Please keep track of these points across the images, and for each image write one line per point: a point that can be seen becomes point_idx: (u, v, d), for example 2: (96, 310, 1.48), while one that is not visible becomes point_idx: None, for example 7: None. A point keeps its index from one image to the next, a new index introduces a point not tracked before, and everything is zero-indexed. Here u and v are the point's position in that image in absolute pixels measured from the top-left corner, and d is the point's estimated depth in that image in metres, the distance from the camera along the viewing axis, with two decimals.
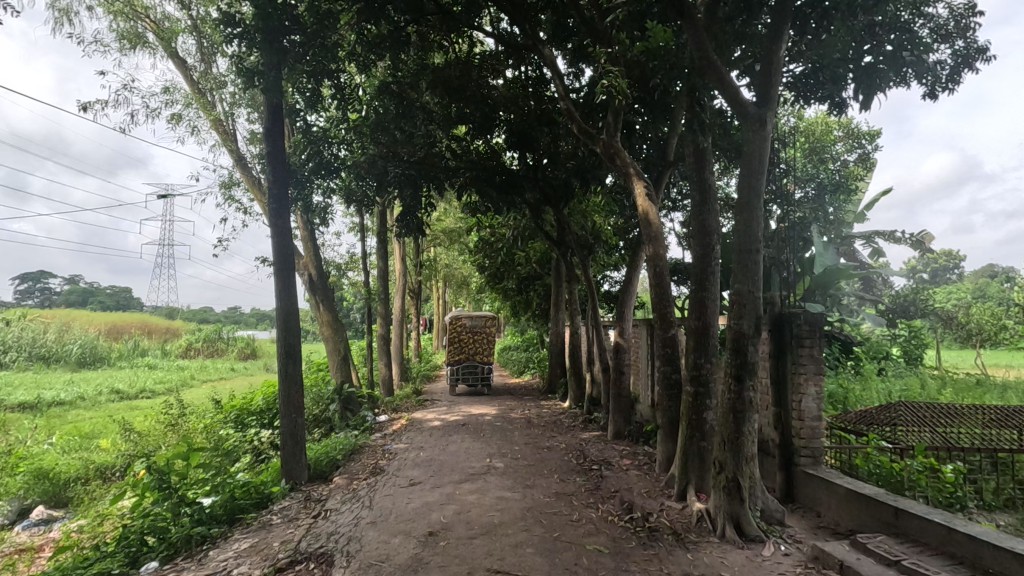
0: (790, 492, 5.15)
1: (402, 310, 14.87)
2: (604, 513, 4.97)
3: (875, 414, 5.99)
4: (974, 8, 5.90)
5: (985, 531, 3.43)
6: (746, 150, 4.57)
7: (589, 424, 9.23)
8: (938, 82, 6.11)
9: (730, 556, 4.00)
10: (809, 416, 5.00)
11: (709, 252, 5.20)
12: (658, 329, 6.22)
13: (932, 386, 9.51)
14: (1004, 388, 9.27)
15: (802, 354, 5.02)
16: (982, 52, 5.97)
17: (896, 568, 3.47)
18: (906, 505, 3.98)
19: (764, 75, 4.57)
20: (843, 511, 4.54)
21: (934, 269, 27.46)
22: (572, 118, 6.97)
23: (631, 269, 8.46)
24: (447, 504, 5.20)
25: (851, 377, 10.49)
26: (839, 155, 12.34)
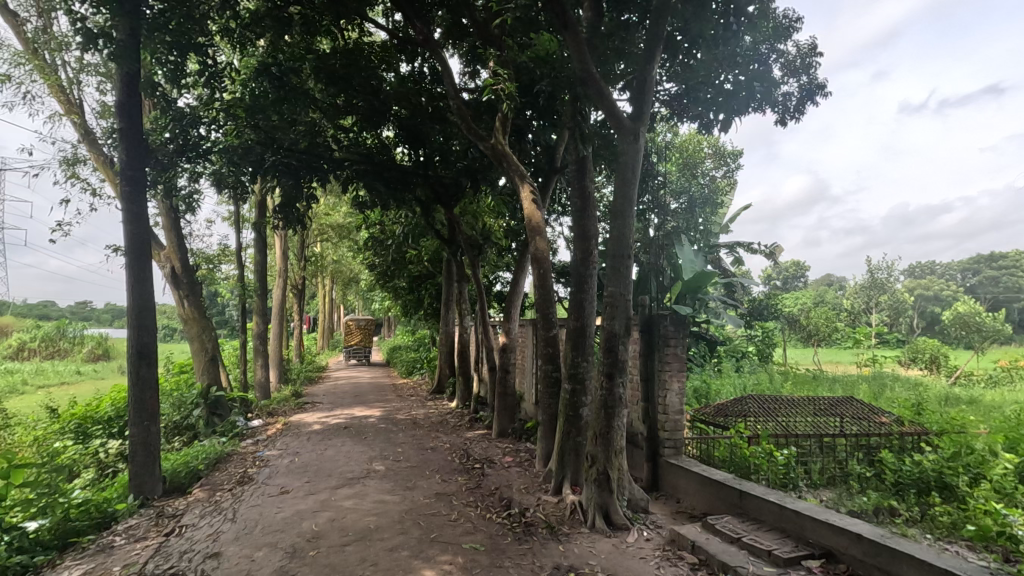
0: (654, 481, 5.55)
1: (282, 307, 13.97)
2: (482, 511, 5.02)
3: (729, 406, 6.64)
4: (816, 49, 6.76)
5: (808, 506, 3.94)
6: (621, 160, 4.85)
7: (475, 423, 9.29)
8: (788, 112, 6.92)
9: (598, 545, 4.22)
10: (672, 409, 5.43)
11: (589, 256, 5.47)
12: (540, 329, 6.43)
13: (778, 380, 10.76)
14: (832, 382, 10.70)
15: (668, 353, 5.43)
16: (822, 89, 6.85)
17: (737, 545, 3.88)
18: (749, 487, 4.45)
19: (638, 93, 4.89)
20: (698, 497, 4.97)
21: (785, 277, 31.09)
22: (463, 117, 6.98)
23: (517, 271, 8.64)
24: (320, 511, 4.96)
25: (713, 373, 11.56)
26: (709, 171, 13.56)
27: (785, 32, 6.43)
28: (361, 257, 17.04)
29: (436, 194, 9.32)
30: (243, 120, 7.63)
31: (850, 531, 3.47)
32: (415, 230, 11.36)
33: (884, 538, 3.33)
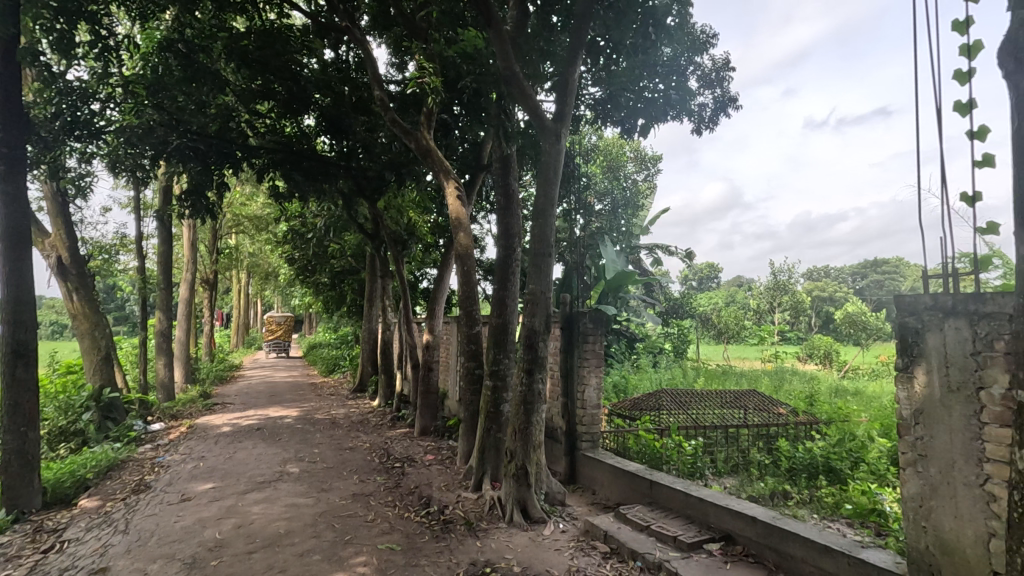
0: (572, 474, 5.71)
1: (190, 302, 13.05)
2: (399, 511, 4.93)
3: (643, 401, 6.93)
4: (729, 64, 7.18)
5: (710, 493, 4.19)
6: (543, 160, 4.93)
7: (397, 421, 9.13)
8: (703, 122, 7.32)
9: (515, 539, 4.27)
10: (590, 404, 5.61)
11: (511, 254, 5.53)
12: (464, 326, 6.42)
13: (690, 375, 11.39)
14: (738, 377, 11.47)
15: (587, 349, 5.61)
16: (734, 101, 7.29)
17: (646, 532, 4.06)
18: (659, 477, 4.67)
19: (561, 94, 4.98)
20: (612, 488, 5.16)
21: (700, 278, 32.91)
22: (387, 109, 6.81)
23: (442, 268, 8.60)
24: (225, 519, 4.67)
25: (631, 369, 12.05)
26: (631, 174, 14.07)
27: (701, 46, 6.79)
28: (278, 250, 16.24)
29: (358, 187, 9.05)
30: (143, 98, 7.07)
31: (746, 514, 3.73)
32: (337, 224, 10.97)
33: (775, 519, 3.61)
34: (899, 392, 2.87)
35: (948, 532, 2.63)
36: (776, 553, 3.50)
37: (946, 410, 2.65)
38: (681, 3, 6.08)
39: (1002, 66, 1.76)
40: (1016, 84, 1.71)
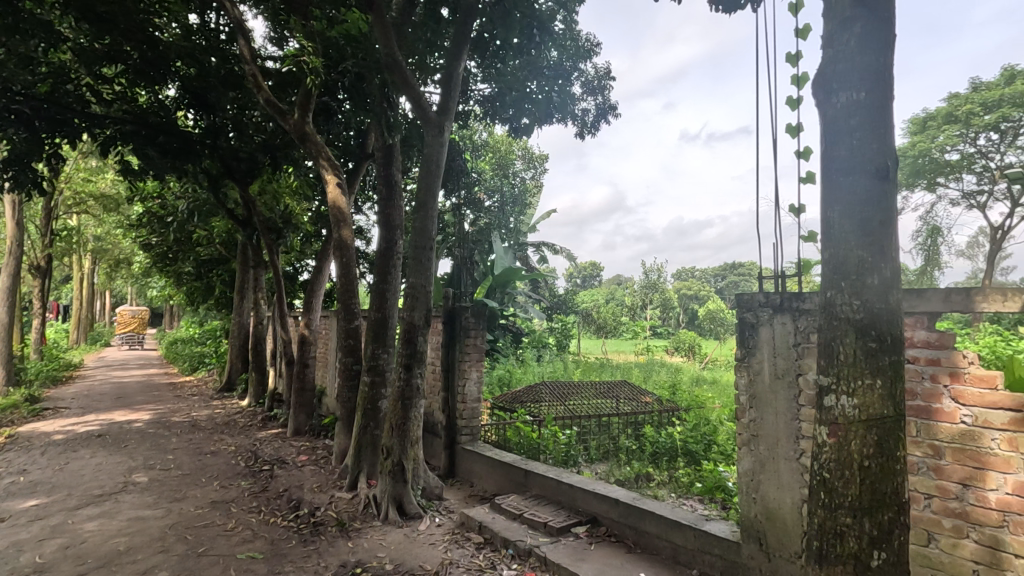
0: (451, 468, 5.74)
1: (14, 292, 11.18)
2: (265, 516, 4.62)
3: (523, 394, 7.11)
4: (609, 73, 7.58)
5: (579, 478, 4.43)
6: (425, 152, 4.88)
7: (268, 421, 8.55)
8: (585, 127, 7.66)
9: (389, 536, 4.19)
10: (470, 398, 5.67)
11: (393, 246, 5.41)
12: (341, 320, 6.17)
13: (570, 368, 11.91)
14: (613, 369, 12.20)
15: (468, 344, 5.67)
16: (614, 109, 7.71)
17: (519, 521, 4.19)
18: (533, 466, 4.84)
19: (445, 88, 4.95)
20: (490, 479, 5.26)
21: (583, 276, 34.56)
22: (259, 86, 6.32)
23: (320, 259, 8.20)
24: (49, 539, 4.08)
25: (516, 363, 12.33)
26: (520, 172, 14.33)
27: (585, 53, 7.09)
28: (131, 234, 14.43)
29: (226, 168, 8.25)
30: None
31: (610, 497, 3.99)
32: (203, 208, 9.92)
33: (635, 500, 3.89)
34: (738, 379, 3.23)
35: (771, 500, 3.01)
36: (635, 531, 3.78)
37: (773, 394, 3.02)
38: (566, 8, 6.31)
39: (813, 96, 2.02)
40: (824, 113, 1.97)
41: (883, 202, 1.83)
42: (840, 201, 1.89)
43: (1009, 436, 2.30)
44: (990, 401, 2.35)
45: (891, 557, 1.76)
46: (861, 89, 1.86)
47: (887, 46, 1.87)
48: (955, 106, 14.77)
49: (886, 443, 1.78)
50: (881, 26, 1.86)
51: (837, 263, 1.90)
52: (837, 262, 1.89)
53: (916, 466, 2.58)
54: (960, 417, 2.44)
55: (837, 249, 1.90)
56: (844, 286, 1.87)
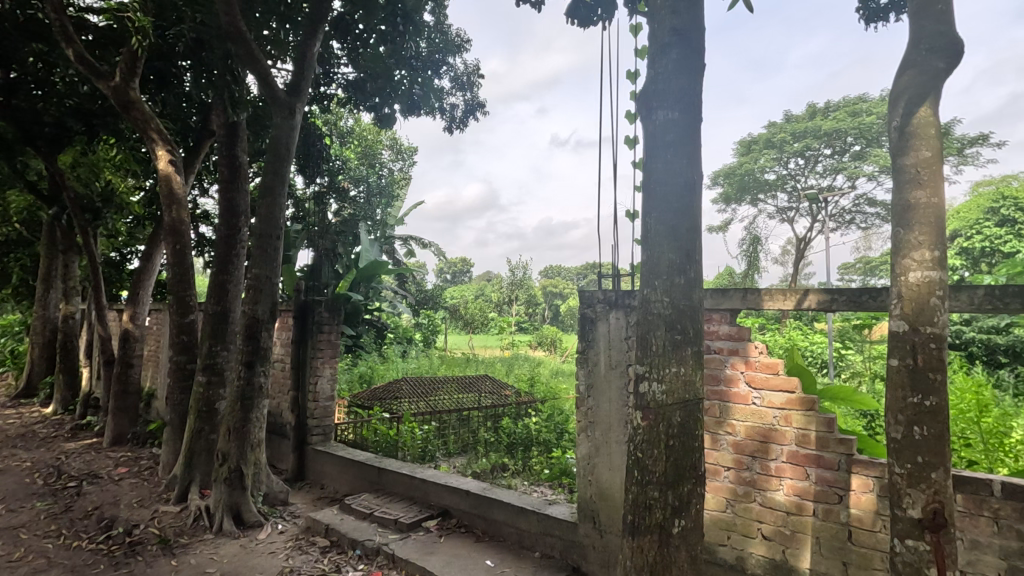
0: (299, 471, 5.43)
1: None
2: (65, 541, 3.98)
3: (381, 391, 6.89)
4: (478, 70, 7.65)
5: (432, 472, 4.45)
6: (273, 135, 4.55)
7: (80, 431, 7.37)
8: (454, 122, 7.67)
9: (223, 549, 3.85)
10: (323, 396, 5.42)
11: (235, 234, 4.96)
12: (173, 314, 5.52)
13: (435, 364, 11.83)
14: (477, 363, 12.37)
15: (321, 339, 5.41)
16: (482, 107, 7.81)
17: (369, 520, 4.09)
18: (386, 464, 4.75)
19: (298, 68, 4.66)
20: (341, 480, 5.07)
21: (453, 271, 34.68)
22: (70, 41, 5.40)
23: (150, 246, 7.25)
24: None
25: (379, 359, 11.97)
26: (388, 162, 13.89)
27: (454, 48, 7.09)
28: None
29: (24, 133, 7.00)
30: None
31: (461, 489, 4.06)
32: None
33: (485, 491, 3.99)
34: (579, 371, 3.45)
35: (604, 482, 3.27)
36: (484, 521, 3.89)
37: (607, 383, 3.29)
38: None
39: (638, 111, 2.21)
40: (645, 127, 2.17)
41: (689, 211, 2.07)
42: (655, 208, 2.10)
43: (786, 413, 2.73)
44: (773, 384, 2.78)
45: (689, 523, 2.00)
46: (674, 110, 2.08)
47: (697, 74, 2.11)
48: (773, 133, 17.21)
49: (687, 424, 2.02)
50: (692, 54, 2.09)
51: (652, 264, 2.11)
52: (651, 263, 2.10)
53: (719, 443, 2.96)
54: (752, 399, 2.85)
55: (652, 252, 2.11)
56: (656, 285, 2.08)
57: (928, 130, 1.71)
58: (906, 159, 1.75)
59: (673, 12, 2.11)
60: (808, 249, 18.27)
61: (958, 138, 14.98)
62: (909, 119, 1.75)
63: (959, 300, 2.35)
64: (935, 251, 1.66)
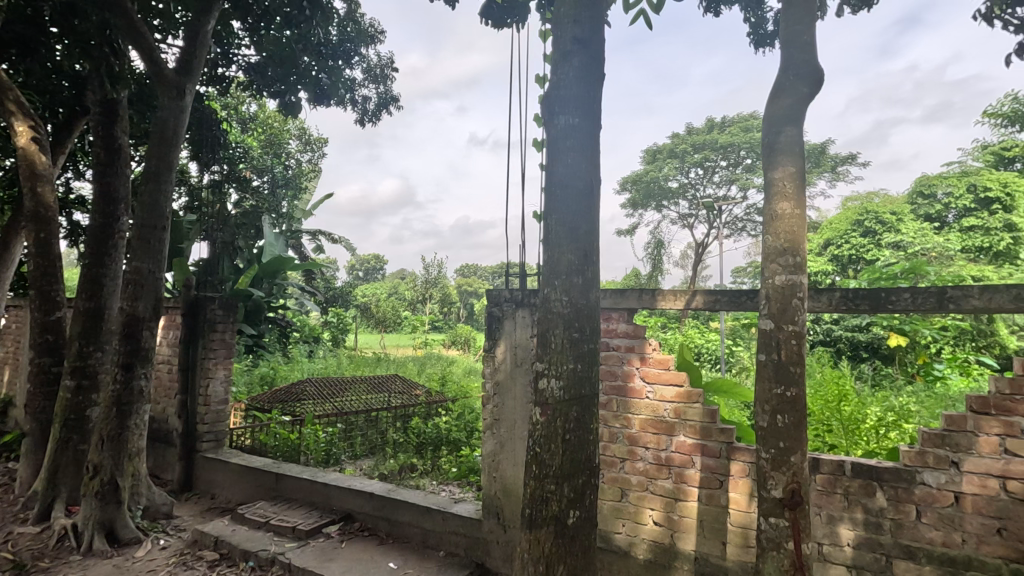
0: (187, 481, 5.03)
1: None
2: None
3: (283, 394, 6.51)
4: (392, 63, 7.47)
5: (335, 476, 4.30)
6: (159, 116, 4.19)
7: None
8: (366, 115, 7.44)
9: (92, 571, 3.48)
10: (215, 400, 5.06)
11: (113, 222, 4.50)
12: (35, 311, 4.90)
13: (343, 364, 11.40)
14: (388, 363, 12.09)
15: (214, 339, 5.04)
16: (395, 101, 7.64)
17: (264, 529, 3.88)
18: (285, 469, 4.53)
19: (189, 45, 4.32)
20: (234, 488, 4.77)
21: (365, 269, 33.67)
22: None
23: (8, 234, 6.38)
24: None
25: (283, 359, 11.36)
26: (295, 152, 13.19)
27: (367, 38, 6.88)
28: None
29: None
30: None
31: (365, 492, 3.95)
32: None
33: (389, 492, 3.92)
34: (485, 369, 3.48)
35: (507, 477, 3.32)
36: (388, 523, 3.83)
37: (512, 382, 3.35)
38: None
39: (541, 115, 2.26)
40: (547, 131, 2.22)
41: (586, 214, 2.15)
42: (555, 210, 2.15)
43: (675, 406, 2.93)
44: (664, 379, 2.97)
45: (583, 514, 2.09)
46: (574, 116, 2.15)
47: (596, 83, 2.20)
48: (676, 144, 18.32)
49: (583, 418, 2.10)
50: (591, 64, 2.18)
51: (552, 265, 2.16)
52: (551, 263, 2.15)
53: (615, 435, 3.11)
54: (645, 393, 3.02)
55: (552, 253, 2.16)
56: (556, 284, 2.14)
57: (792, 148, 1.91)
58: (775, 173, 1.93)
59: (574, 22, 2.18)
60: (706, 253, 19.62)
61: (832, 157, 16.74)
62: (777, 137, 1.94)
63: (819, 302, 2.65)
64: (797, 257, 1.85)
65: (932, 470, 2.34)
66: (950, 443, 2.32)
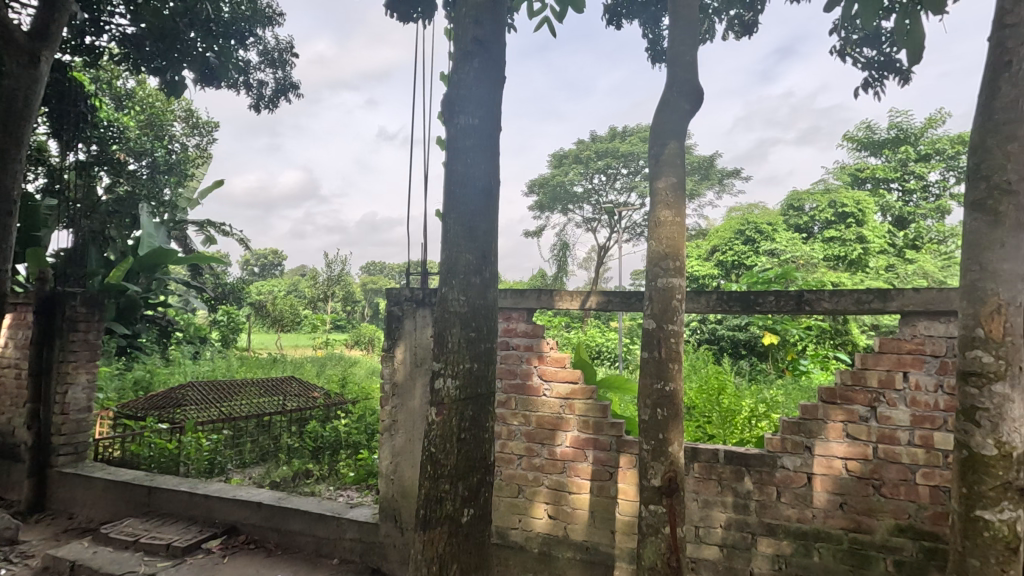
0: (37, 501, 4.45)
1: None
2: None
3: (162, 399, 5.88)
4: (292, 48, 7.06)
5: (218, 487, 3.99)
6: (5, 86, 3.65)
7: None
8: (261, 100, 6.98)
9: None
10: (75, 408, 4.52)
11: None
12: None
13: (233, 366, 10.60)
14: (284, 364, 11.44)
15: (74, 340, 4.48)
16: (295, 89, 7.24)
17: (132, 549, 3.52)
18: (160, 482, 4.14)
19: (45, 7, 3.82)
20: (97, 506, 4.29)
21: (262, 264, 31.64)
22: None
23: None
24: None
25: (162, 361, 10.36)
26: (180, 135, 12.08)
27: (264, 19, 6.46)
28: None
29: None
30: None
31: (252, 501, 3.71)
32: None
33: (279, 501, 3.71)
34: (384, 369, 3.40)
35: (405, 479, 3.27)
36: (276, 533, 3.63)
37: (412, 382, 3.30)
38: None
39: (441, 113, 2.24)
40: (447, 130, 2.21)
41: (485, 214, 2.16)
42: (454, 209, 2.14)
43: (570, 403, 3.03)
44: (560, 376, 3.07)
45: (477, 512, 2.10)
46: (474, 116, 2.16)
47: (496, 85, 2.22)
48: (581, 150, 19.01)
49: (478, 417, 2.12)
50: (492, 66, 2.20)
51: (449, 264, 2.15)
52: (449, 263, 2.14)
53: (514, 433, 3.16)
54: (543, 391, 3.11)
55: (450, 252, 2.15)
56: (454, 284, 2.13)
57: (674, 160, 2.05)
58: (659, 183, 2.06)
59: (475, 22, 2.19)
60: (608, 256, 20.54)
61: (719, 170, 18.20)
62: (661, 149, 2.08)
63: (698, 303, 2.87)
64: (676, 261, 2.00)
65: (790, 454, 2.62)
66: (804, 430, 2.61)
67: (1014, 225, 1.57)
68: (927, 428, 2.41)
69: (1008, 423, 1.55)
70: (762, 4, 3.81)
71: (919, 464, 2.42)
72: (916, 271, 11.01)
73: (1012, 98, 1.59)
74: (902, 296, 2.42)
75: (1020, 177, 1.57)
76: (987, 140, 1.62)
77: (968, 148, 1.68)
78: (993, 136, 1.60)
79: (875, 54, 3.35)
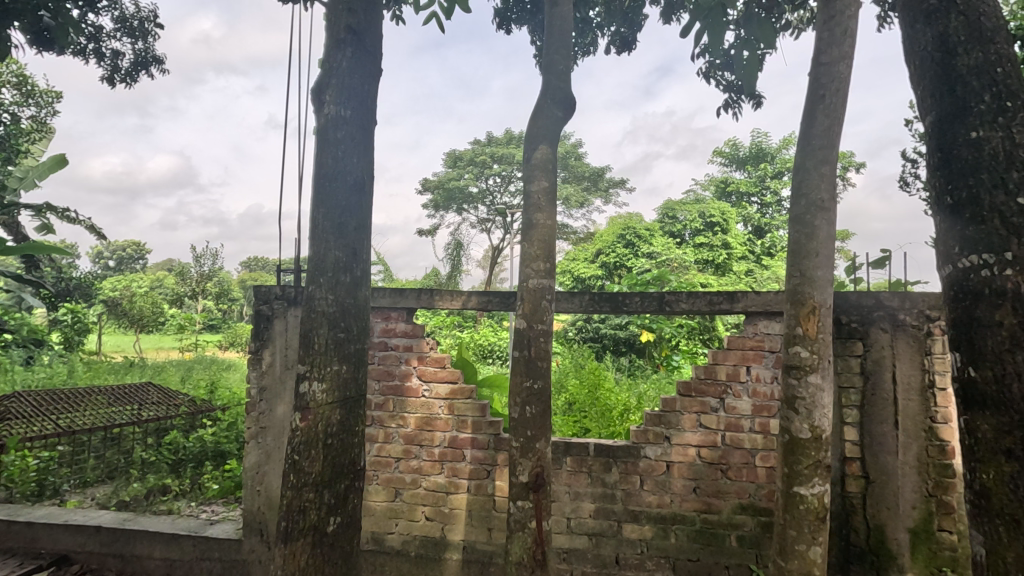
0: None
1: None
2: None
3: None
4: (156, 16, 6.18)
5: (45, 512, 3.47)
6: None
7: None
8: (117, 73, 6.19)
9: None
10: None
11: None
12: None
13: (76, 372, 9.25)
14: (141, 369, 10.20)
15: None
16: (158, 62, 6.50)
17: None
18: None
19: None
20: None
21: (117, 258, 28.01)
22: None
23: None
24: None
25: None
26: (10, 104, 10.32)
27: None
28: None
29: None
30: None
31: (88, 526, 3.27)
32: None
33: (123, 522, 3.31)
34: (250, 373, 3.15)
35: (272, 489, 3.07)
36: (120, 559, 3.23)
37: (281, 385, 3.11)
38: None
39: (310, 101, 2.12)
40: (317, 119, 2.09)
41: (356, 212, 2.07)
42: (324, 204, 2.03)
43: (449, 403, 3.02)
44: (440, 377, 3.05)
45: (345, 518, 2.02)
46: (346, 108, 2.07)
47: (370, 78, 2.15)
48: (476, 152, 19.10)
49: (346, 421, 2.03)
50: (365, 57, 2.12)
51: (317, 261, 2.03)
52: (316, 260, 2.02)
53: (391, 435, 3.08)
54: (422, 391, 3.06)
55: (317, 248, 2.03)
56: (321, 283, 2.01)
57: (546, 164, 2.11)
58: (533, 186, 2.11)
59: (349, 11, 2.10)
60: (501, 258, 20.78)
61: (607, 180, 19.21)
62: (534, 152, 2.13)
63: (572, 303, 2.98)
64: (547, 263, 2.06)
65: (652, 444, 2.82)
66: (665, 421, 2.82)
67: (826, 236, 1.82)
68: (765, 416, 2.71)
69: (820, 409, 1.78)
70: (640, 24, 4.06)
71: (758, 448, 2.71)
72: (769, 275, 12.39)
73: (825, 128, 1.83)
74: (746, 298, 2.70)
75: (830, 196, 1.81)
76: (807, 161, 1.85)
77: (792, 168, 1.90)
78: (811, 159, 1.83)
79: (734, 79, 3.71)
